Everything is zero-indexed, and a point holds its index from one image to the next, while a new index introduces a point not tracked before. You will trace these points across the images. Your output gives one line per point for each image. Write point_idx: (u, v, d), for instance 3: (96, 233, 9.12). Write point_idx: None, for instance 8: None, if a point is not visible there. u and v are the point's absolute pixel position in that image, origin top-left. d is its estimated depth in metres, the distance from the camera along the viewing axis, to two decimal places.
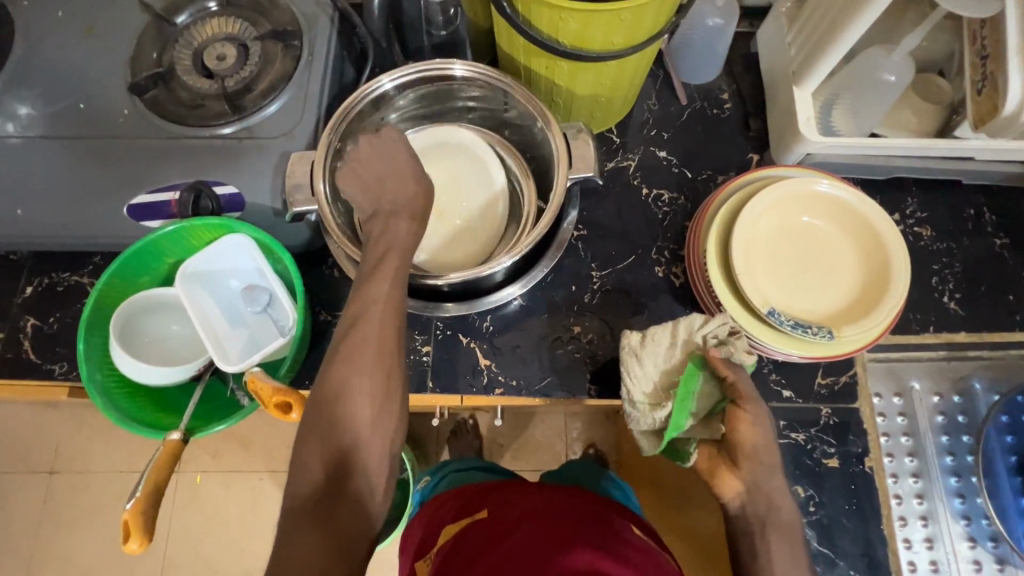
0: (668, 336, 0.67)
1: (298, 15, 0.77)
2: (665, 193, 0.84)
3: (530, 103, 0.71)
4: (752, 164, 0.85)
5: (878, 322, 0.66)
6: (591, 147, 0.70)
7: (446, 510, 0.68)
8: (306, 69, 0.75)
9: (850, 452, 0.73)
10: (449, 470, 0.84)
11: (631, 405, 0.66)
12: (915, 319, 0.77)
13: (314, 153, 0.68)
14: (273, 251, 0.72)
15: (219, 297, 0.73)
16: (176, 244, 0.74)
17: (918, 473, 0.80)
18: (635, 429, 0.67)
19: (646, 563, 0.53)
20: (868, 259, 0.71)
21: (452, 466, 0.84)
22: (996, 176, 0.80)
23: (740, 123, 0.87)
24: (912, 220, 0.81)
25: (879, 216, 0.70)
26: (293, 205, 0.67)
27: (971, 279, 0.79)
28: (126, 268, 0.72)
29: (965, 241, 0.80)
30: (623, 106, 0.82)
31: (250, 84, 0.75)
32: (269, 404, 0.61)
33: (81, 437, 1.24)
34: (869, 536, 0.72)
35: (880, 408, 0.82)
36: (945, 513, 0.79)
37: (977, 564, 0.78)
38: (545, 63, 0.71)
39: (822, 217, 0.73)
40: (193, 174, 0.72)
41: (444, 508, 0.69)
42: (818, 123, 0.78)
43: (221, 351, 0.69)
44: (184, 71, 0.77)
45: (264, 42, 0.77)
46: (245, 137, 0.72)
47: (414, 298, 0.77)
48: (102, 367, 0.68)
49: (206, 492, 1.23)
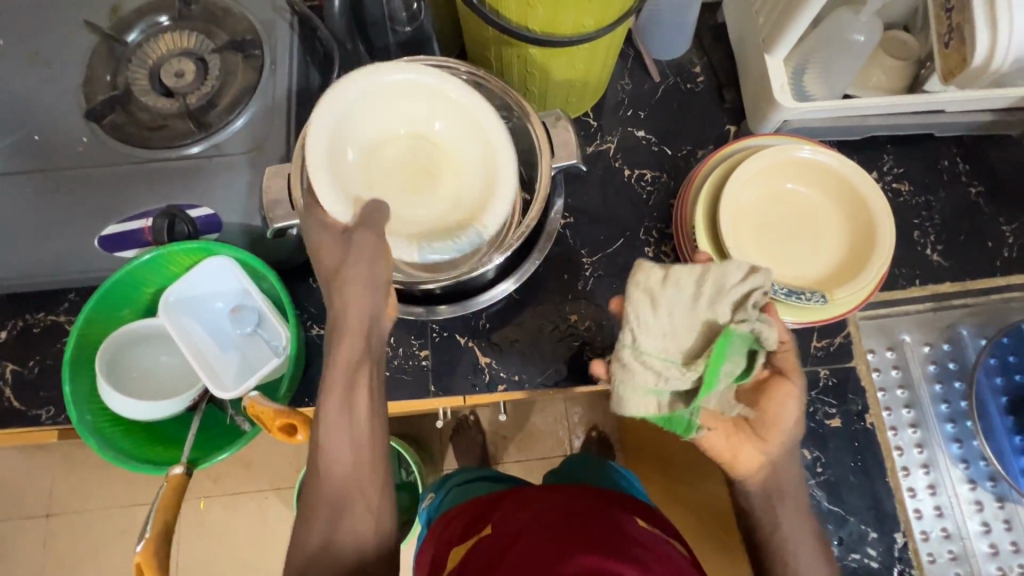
0: (692, 278, 0.54)
1: (256, 22, 0.74)
2: (647, 172, 0.84)
3: (506, 94, 0.70)
4: (729, 135, 0.85)
5: (869, 280, 0.67)
6: (571, 133, 0.69)
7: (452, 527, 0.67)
8: (271, 79, 0.72)
9: (850, 410, 0.75)
10: (450, 488, 0.84)
11: (632, 352, 0.54)
12: (901, 274, 0.79)
13: (289, 165, 0.66)
14: (258, 269, 0.70)
15: (207, 322, 0.71)
16: (156, 272, 0.71)
17: (916, 423, 0.82)
18: (630, 386, 0.54)
19: (653, 558, 0.55)
20: (851, 220, 0.72)
21: (453, 482, 0.85)
22: (967, 126, 0.81)
23: (714, 96, 0.87)
24: (889, 176, 0.83)
25: (862, 178, 0.71)
26: (273, 221, 0.65)
27: (950, 229, 0.80)
28: (105, 303, 0.69)
29: (942, 193, 0.82)
30: (597, 89, 0.81)
31: (214, 99, 0.73)
32: (272, 426, 0.59)
33: (75, 476, 1.20)
34: (876, 490, 0.73)
35: (874, 364, 0.84)
36: (945, 458, 0.81)
37: (979, 505, 0.80)
38: (515, 51, 0.70)
39: (805, 183, 0.73)
40: (163, 198, 0.69)
41: (450, 524, 0.68)
42: (791, 88, 0.78)
43: (215, 378, 0.67)
44: (142, 91, 0.74)
45: (223, 55, 0.75)
46: (215, 155, 0.70)
47: (408, 303, 0.74)
48: (92, 407, 0.66)
49: (212, 517, 1.21)
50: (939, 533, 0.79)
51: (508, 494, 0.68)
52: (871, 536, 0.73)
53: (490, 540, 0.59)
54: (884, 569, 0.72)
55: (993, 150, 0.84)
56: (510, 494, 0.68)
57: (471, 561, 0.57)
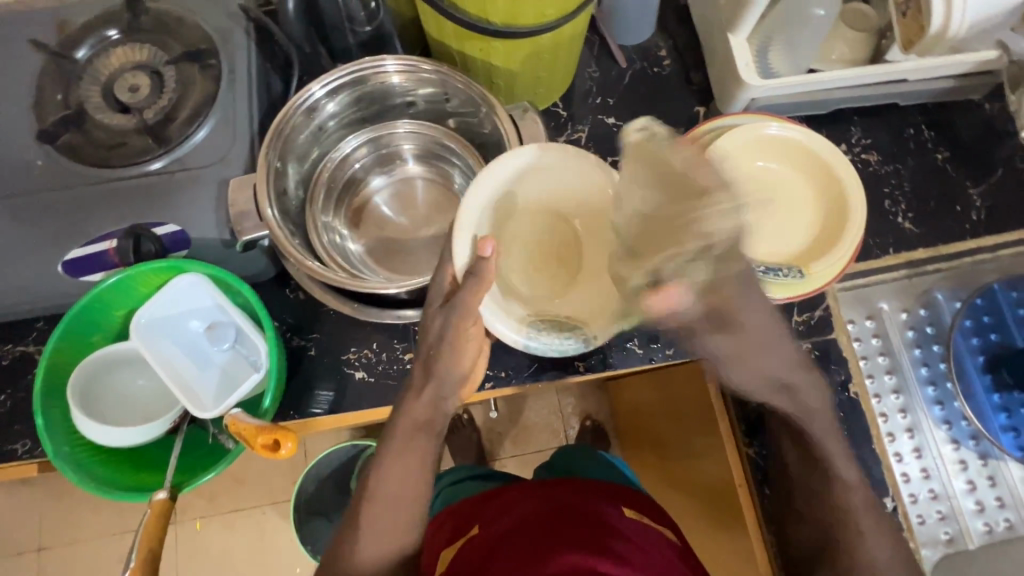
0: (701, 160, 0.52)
1: (210, 31, 0.72)
2: (620, 159, 0.83)
3: (471, 89, 0.69)
4: (699, 117, 0.85)
5: (843, 253, 0.68)
6: (540, 125, 0.68)
7: (441, 527, 0.67)
8: (230, 88, 0.70)
9: (834, 381, 0.76)
10: (441, 489, 0.83)
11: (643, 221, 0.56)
12: (876, 244, 0.81)
13: (255, 175, 0.65)
14: (231, 284, 0.68)
15: (183, 342, 0.69)
16: (124, 294, 0.69)
17: (899, 389, 0.83)
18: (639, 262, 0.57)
19: (635, 554, 0.58)
20: (822, 194, 0.72)
21: (445, 483, 0.84)
22: (930, 94, 0.82)
23: (682, 78, 0.87)
24: (858, 148, 0.83)
25: (831, 152, 0.71)
26: (242, 234, 0.64)
27: (919, 196, 0.82)
28: (73, 329, 0.67)
29: (910, 161, 0.83)
30: (564, 79, 0.81)
31: (172, 112, 0.71)
32: (255, 444, 0.58)
33: (63, 508, 1.17)
34: (864, 457, 0.74)
35: (855, 333, 0.84)
36: (928, 421, 0.83)
37: (964, 463, 0.82)
38: (478, 45, 0.69)
39: (775, 160, 0.74)
40: (127, 218, 0.67)
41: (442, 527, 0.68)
42: (756, 66, 0.78)
43: (194, 399, 0.66)
44: (96, 109, 0.72)
45: (179, 66, 0.72)
46: (178, 170, 0.68)
47: (370, 306, 0.72)
48: (69, 438, 0.64)
49: (209, 537, 1.19)
50: (926, 495, 0.80)
51: (499, 490, 0.70)
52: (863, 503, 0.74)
53: (477, 542, 0.61)
54: None
55: (956, 115, 0.85)
56: (496, 491, 0.70)
57: (460, 565, 0.60)
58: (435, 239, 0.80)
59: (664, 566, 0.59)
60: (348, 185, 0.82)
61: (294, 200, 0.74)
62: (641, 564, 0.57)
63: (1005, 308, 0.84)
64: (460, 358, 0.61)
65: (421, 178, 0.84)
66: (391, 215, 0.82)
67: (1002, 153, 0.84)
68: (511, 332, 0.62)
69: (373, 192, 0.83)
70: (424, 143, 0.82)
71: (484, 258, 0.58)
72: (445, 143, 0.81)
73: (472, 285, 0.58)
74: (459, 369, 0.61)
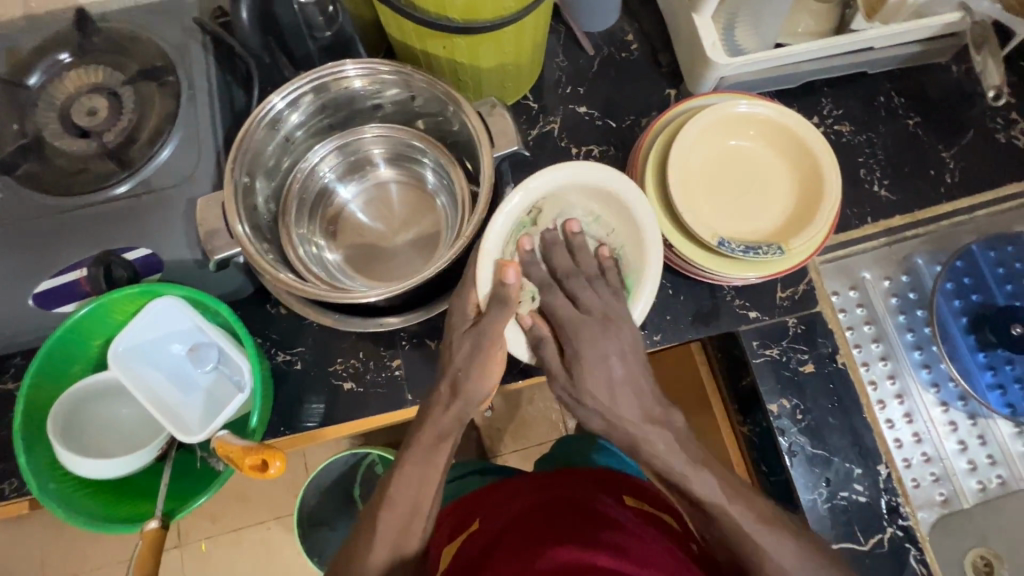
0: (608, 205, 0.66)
1: (166, 47, 0.71)
2: (594, 147, 0.83)
3: (436, 88, 0.68)
4: (670, 100, 0.85)
5: (821, 226, 0.68)
6: (509, 119, 0.67)
7: (441, 521, 0.67)
8: (191, 105, 0.69)
9: (822, 353, 0.76)
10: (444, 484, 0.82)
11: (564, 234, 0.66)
12: (853, 215, 0.81)
13: (222, 193, 0.63)
14: (208, 304, 0.67)
15: (164, 367, 0.68)
16: (100, 323, 0.67)
17: (886, 356, 0.84)
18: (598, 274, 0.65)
19: (634, 542, 0.58)
20: (796, 169, 0.72)
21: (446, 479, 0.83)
22: (897, 60, 0.82)
23: (650, 61, 0.86)
24: (830, 120, 0.83)
25: (803, 126, 0.71)
26: (214, 253, 0.63)
27: (893, 163, 0.82)
28: (50, 363, 0.66)
29: (881, 128, 0.83)
30: (532, 70, 0.80)
31: (133, 133, 0.69)
32: (244, 465, 0.58)
33: (64, 541, 1.16)
34: (855, 426, 0.75)
35: (839, 305, 0.85)
36: (916, 386, 0.84)
37: (954, 425, 0.83)
38: (441, 43, 0.68)
39: (747, 138, 0.74)
40: (95, 245, 0.65)
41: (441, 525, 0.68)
42: (723, 44, 0.78)
43: (179, 424, 0.64)
44: (54, 135, 0.70)
45: (136, 85, 0.71)
46: (145, 192, 0.66)
47: (353, 316, 0.71)
48: (55, 474, 0.63)
49: (216, 556, 1.18)
50: (919, 458, 0.81)
51: (497, 485, 0.70)
52: (857, 473, 0.74)
53: (477, 537, 0.62)
54: (872, 502, 0.74)
55: (925, 80, 0.85)
56: (498, 484, 0.70)
57: (459, 559, 0.60)
58: (413, 242, 0.79)
59: (664, 552, 0.59)
60: (321, 195, 0.81)
61: (266, 214, 0.73)
62: (640, 554, 0.56)
63: (984, 268, 0.84)
64: (487, 374, 0.61)
65: (394, 181, 0.82)
66: (367, 222, 0.81)
67: (972, 114, 0.84)
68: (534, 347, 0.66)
69: (345, 201, 0.82)
70: (395, 145, 0.81)
71: (506, 285, 0.60)
72: (416, 144, 0.80)
73: (497, 313, 0.60)
74: (485, 389, 0.61)
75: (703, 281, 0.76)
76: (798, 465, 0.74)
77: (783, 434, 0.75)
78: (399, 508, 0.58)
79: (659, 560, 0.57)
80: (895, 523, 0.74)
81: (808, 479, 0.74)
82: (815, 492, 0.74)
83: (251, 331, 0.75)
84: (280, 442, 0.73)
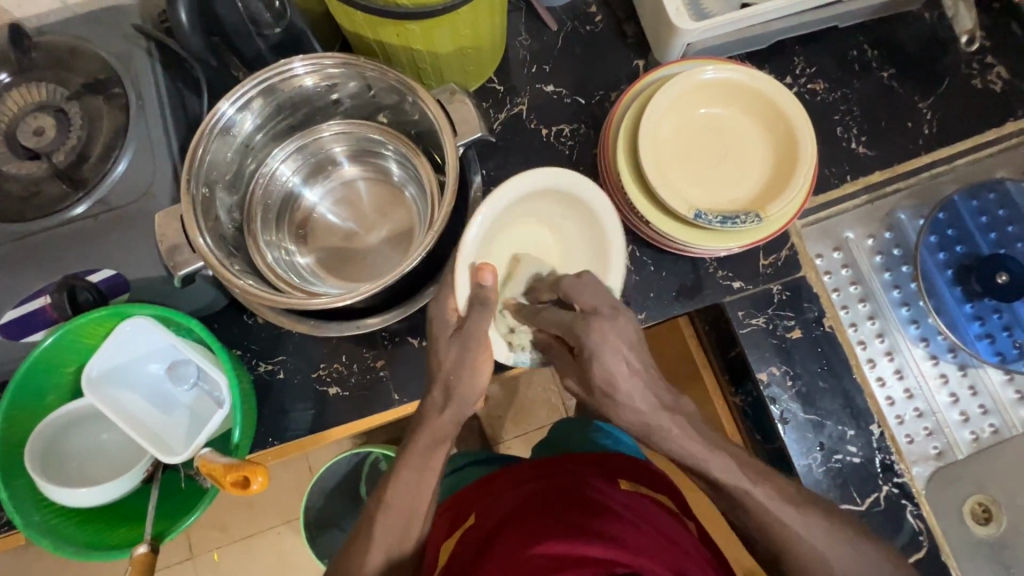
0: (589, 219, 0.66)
1: (109, 58, 0.68)
2: (565, 126, 0.81)
3: (392, 78, 0.65)
4: (639, 71, 0.82)
5: (798, 189, 0.66)
6: (470, 105, 0.65)
7: (441, 512, 0.67)
8: (141, 117, 0.66)
9: (808, 318, 0.75)
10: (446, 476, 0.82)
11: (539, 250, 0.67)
12: (832, 174, 0.80)
13: (180, 206, 0.61)
14: (179, 321, 0.65)
15: (141, 389, 0.66)
16: (71, 349, 0.66)
17: (873, 315, 0.83)
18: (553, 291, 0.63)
19: (631, 529, 0.57)
20: (770, 132, 0.71)
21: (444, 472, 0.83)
22: (866, 11, 0.80)
23: (616, 32, 0.83)
24: (803, 79, 0.81)
25: (773, 87, 0.69)
26: (177, 269, 0.61)
27: (870, 119, 0.80)
28: (23, 394, 0.64)
29: (856, 84, 0.81)
30: (494, 53, 0.77)
31: (84, 150, 0.66)
32: (225, 484, 0.58)
33: None
34: (846, 388, 0.75)
35: (824, 267, 0.84)
36: (905, 341, 0.83)
37: (945, 378, 0.82)
38: (393, 31, 0.65)
39: (718, 105, 0.72)
40: (57, 271, 0.63)
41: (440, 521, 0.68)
42: (688, 9, 0.76)
43: (161, 445, 0.63)
44: (2, 159, 0.67)
45: (82, 100, 0.68)
46: (102, 212, 0.64)
47: (330, 319, 0.69)
48: (40, 506, 0.62)
49: (227, 566, 1.18)
50: (912, 414, 0.81)
51: (492, 475, 0.70)
52: (850, 434, 0.74)
53: (475, 530, 0.61)
54: (866, 462, 0.74)
55: (898, 30, 0.83)
56: (496, 475, 0.69)
57: (457, 556, 0.59)
58: (386, 240, 0.77)
59: (660, 536, 0.58)
60: (287, 200, 0.79)
61: (230, 227, 0.71)
62: (636, 539, 0.56)
63: (966, 218, 0.84)
64: (473, 373, 0.58)
65: (361, 178, 0.80)
66: (338, 222, 0.79)
67: (948, 62, 0.82)
68: (503, 348, 0.65)
69: (313, 203, 0.80)
70: (358, 140, 0.78)
71: (486, 287, 0.57)
72: (380, 138, 0.78)
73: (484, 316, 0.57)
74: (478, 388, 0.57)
75: (684, 255, 0.74)
76: (790, 431, 0.74)
77: (774, 403, 0.74)
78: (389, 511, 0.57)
79: (653, 544, 0.56)
80: (890, 481, 0.74)
81: (802, 445, 0.74)
82: (809, 457, 0.74)
83: (230, 343, 0.74)
84: (270, 453, 0.73)
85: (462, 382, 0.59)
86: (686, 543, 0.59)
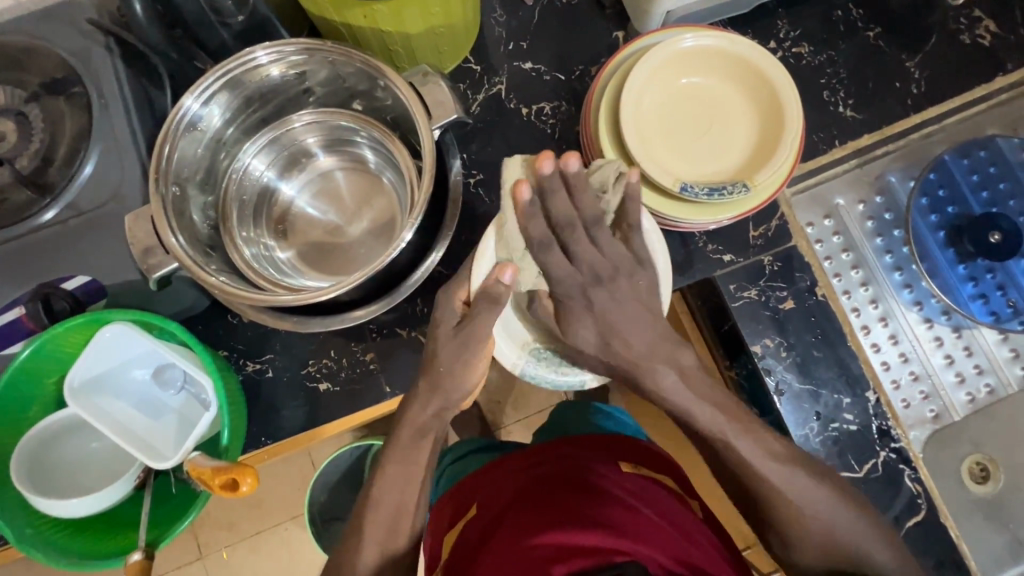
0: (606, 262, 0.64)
1: (66, 56, 0.65)
2: (546, 105, 0.78)
3: (360, 61, 0.63)
4: (619, 43, 0.80)
5: (785, 157, 0.64)
6: (444, 87, 0.63)
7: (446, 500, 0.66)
8: (106, 117, 0.64)
9: (801, 288, 0.74)
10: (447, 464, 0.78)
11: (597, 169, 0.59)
12: (820, 140, 0.77)
13: (149, 207, 0.59)
14: (160, 326, 0.63)
15: (126, 395, 0.65)
16: (52, 360, 0.64)
17: (866, 282, 0.83)
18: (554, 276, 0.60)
19: (630, 517, 0.56)
20: (755, 99, 0.69)
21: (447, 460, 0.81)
22: None
23: (594, 4, 0.80)
24: (788, 43, 0.79)
25: (756, 52, 0.67)
26: (151, 272, 0.59)
27: (857, 81, 0.78)
28: (5, 407, 0.63)
29: (842, 46, 0.79)
30: (468, 29, 0.74)
31: (49, 154, 0.64)
32: (215, 486, 0.59)
33: None
34: (841, 356, 0.74)
35: (815, 236, 0.83)
36: (898, 306, 0.83)
37: (939, 340, 0.82)
38: (360, 12, 0.63)
39: (701, 74, 0.70)
40: (29, 281, 0.61)
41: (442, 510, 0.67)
42: None
43: (150, 451, 0.62)
44: None
45: (42, 102, 0.65)
46: (72, 216, 0.62)
47: (316, 315, 0.68)
48: (30, 518, 0.61)
49: (238, 563, 1.18)
50: (908, 378, 0.81)
51: (490, 463, 0.69)
52: (846, 402, 0.74)
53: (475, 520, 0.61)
54: (863, 429, 0.74)
55: None
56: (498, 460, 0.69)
57: (458, 550, 0.59)
58: (368, 231, 0.75)
59: (660, 522, 0.57)
60: (264, 195, 0.77)
61: (205, 228, 0.70)
62: (634, 526, 0.55)
63: (957, 177, 0.84)
64: (467, 368, 0.57)
65: (338, 169, 0.78)
66: (318, 215, 0.77)
67: (935, 18, 0.79)
68: (510, 354, 0.63)
69: (292, 197, 0.78)
70: (335, 128, 0.76)
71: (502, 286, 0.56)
72: (355, 126, 0.76)
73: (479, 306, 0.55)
74: (470, 380, 0.58)
75: (672, 230, 0.73)
76: (786, 403, 0.74)
77: (770, 374, 0.74)
78: (388, 504, 0.57)
79: (653, 529, 0.56)
80: (888, 446, 0.74)
81: (798, 416, 0.74)
82: (806, 427, 0.74)
83: (215, 345, 0.73)
84: (265, 452, 0.72)
85: (451, 377, 0.57)
86: (688, 526, 0.59)
